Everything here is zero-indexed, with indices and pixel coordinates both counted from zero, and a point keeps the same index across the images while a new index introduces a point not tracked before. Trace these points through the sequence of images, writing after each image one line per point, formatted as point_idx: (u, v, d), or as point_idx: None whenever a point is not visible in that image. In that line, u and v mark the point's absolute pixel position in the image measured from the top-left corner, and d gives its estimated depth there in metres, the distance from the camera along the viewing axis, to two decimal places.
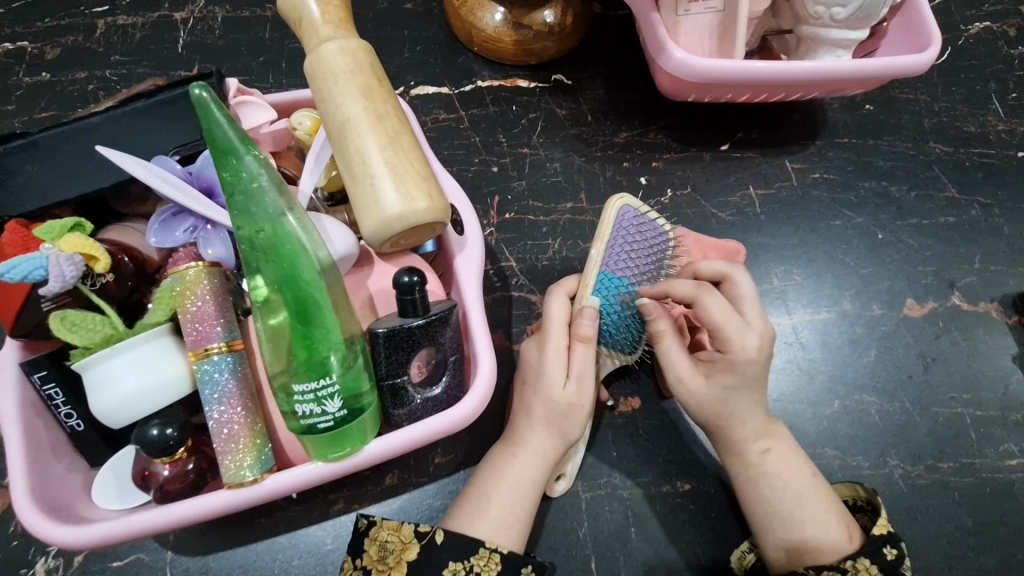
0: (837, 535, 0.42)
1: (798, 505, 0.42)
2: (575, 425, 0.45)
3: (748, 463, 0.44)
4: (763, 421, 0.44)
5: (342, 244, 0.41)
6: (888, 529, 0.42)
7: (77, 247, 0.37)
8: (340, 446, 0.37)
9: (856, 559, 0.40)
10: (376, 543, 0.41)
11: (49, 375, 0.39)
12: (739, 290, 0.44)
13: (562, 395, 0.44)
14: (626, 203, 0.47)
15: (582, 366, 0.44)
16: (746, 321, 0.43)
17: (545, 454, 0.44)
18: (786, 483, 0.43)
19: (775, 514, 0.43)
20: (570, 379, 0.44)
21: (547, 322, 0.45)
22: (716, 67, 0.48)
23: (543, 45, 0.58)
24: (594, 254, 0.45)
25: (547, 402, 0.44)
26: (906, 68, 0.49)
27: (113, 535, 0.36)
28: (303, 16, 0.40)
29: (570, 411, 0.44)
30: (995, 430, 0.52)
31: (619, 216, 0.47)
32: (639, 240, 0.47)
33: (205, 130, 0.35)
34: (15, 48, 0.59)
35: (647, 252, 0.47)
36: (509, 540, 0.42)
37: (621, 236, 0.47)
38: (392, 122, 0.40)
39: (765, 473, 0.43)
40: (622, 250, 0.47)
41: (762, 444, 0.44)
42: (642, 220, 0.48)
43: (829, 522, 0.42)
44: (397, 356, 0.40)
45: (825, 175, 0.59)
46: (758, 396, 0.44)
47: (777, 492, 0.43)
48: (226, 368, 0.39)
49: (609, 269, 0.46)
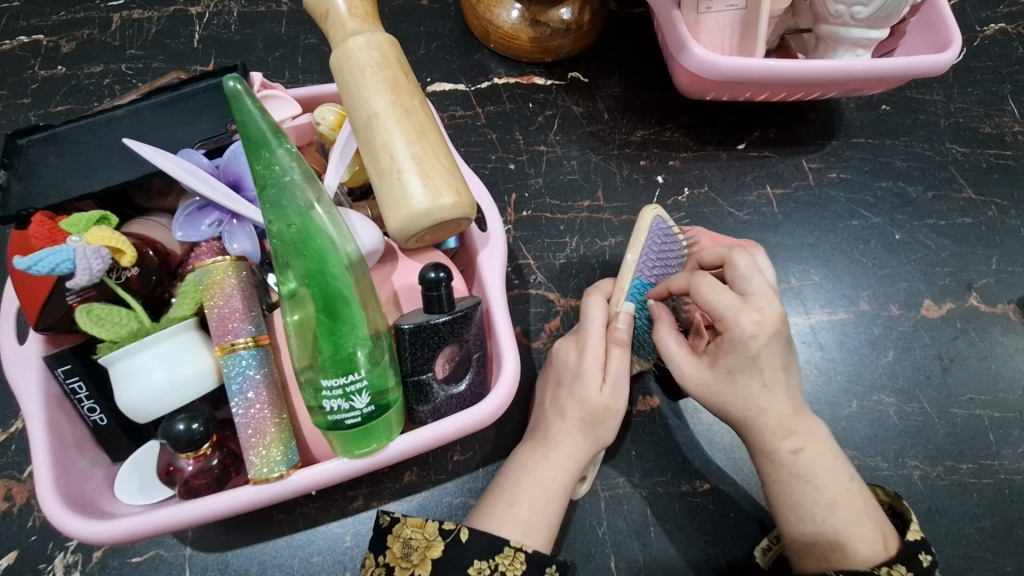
0: (870, 540, 0.41)
1: (832, 507, 0.42)
2: (609, 430, 0.45)
3: (779, 462, 0.43)
4: (789, 415, 0.43)
5: (369, 239, 0.41)
6: (920, 536, 0.42)
7: (103, 240, 0.37)
8: (365, 443, 0.37)
9: (892, 565, 0.40)
10: (399, 540, 0.41)
11: (72, 369, 0.39)
12: (737, 270, 0.42)
13: (599, 399, 0.44)
14: (658, 213, 0.46)
15: (618, 369, 0.45)
16: (739, 300, 0.41)
17: (573, 454, 0.44)
18: (820, 485, 0.42)
19: (807, 516, 0.42)
20: (607, 383, 0.44)
21: (587, 323, 0.45)
22: (738, 66, 0.48)
23: (560, 43, 0.58)
24: (630, 260, 0.44)
25: (581, 400, 0.44)
26: (927, 68, 0.49)
27: (139, 530, 0.36)
28: (329, 10, 0.40)
29: (606, 414, 0.45)
30: (1013, 431, 0.52)
31: (652, 227, 0.46)
32: (666, 252, 0.48)
33: (238, 121, 0.34)
34: (29, 41, 0.58)
35: (670, 264, 0.48)
36: (533, 540, 0.42)
37: (653, 245, 0.46)
38: (419, 116, 0.39)
39: (791, 476, 0.42)
40: (652, 260, 0.47)
41: (792, 444, 0.43)
42: (668, 233, 0.48)
43: (862, 527, 0.41)
44: (422, 352, 0.40)
45: (841, 175, 0.59)
46: (769, 378, 0.42)
47: (811, 495, 0.42)
48: (253, 362, 0.39)
49: (642, 276, 0.46)
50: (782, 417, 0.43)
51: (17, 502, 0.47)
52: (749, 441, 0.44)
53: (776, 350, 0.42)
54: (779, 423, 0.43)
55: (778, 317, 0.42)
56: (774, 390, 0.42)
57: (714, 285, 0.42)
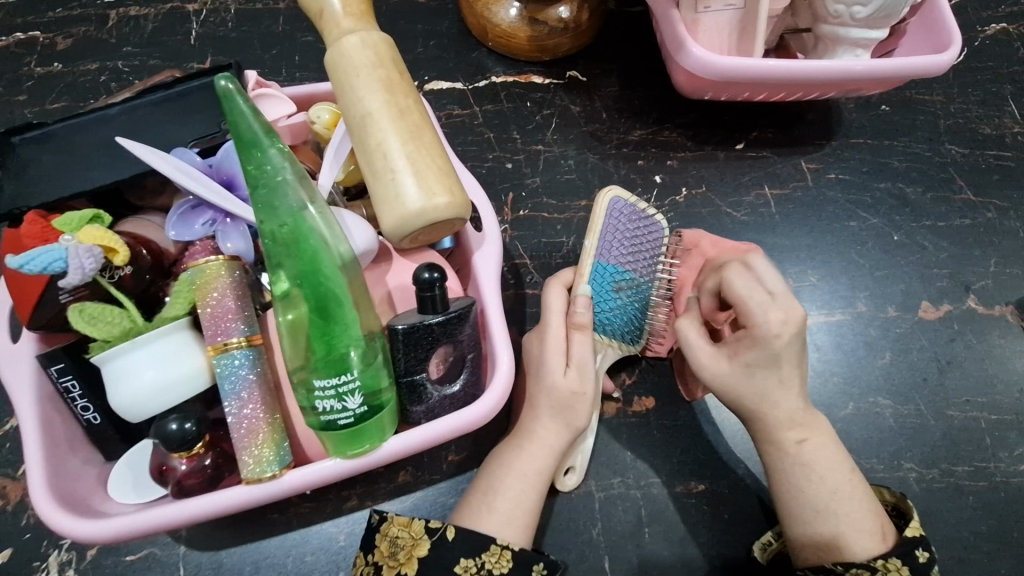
0: (868, 536, 0.41)
1: (821, 502, 0.42)
2: (581, 415, 0.44)
3: (784, 453, 0.43)
4: (800, 410, 0.43)
5: (363, 239, 0.41)
6: (920, 534, 0.42)
7: (95, 239, 0.37)
8: (358, 443, 0.37)
9: (887, 559, 0.40)
10: (387, 539, 0.41)
11: (65, 368, 0.39)
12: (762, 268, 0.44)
13: (564, 384, 0.44)
14: (617, 195, 0.47)
15: (580, 354, 0.44)
16: (770, 294, 0.42)
17: (548, 443, 0.44)
18: (824, 476, 0.42)
19: (803, 514, 0.42)
20: (571, 368, 0.44)
21: (546, 313, 0.45)
22: (735, 66, 0.48)
23: (557, 41, 0.57)
24: (586, 244, 0.46)
25: (548, 389, 0.44)
26: (924, 69, 0.49)
27: (130, 528, 0.36)
28: (324, 8, 0.39)
29: (574, 399, 0.44)
30: (1010, 434, 0.52)
31: (610, 209, 0.47)
32: (633, 235, 0.48)
33: (230, 122, 0.34)
34: (26, 38, 0.58)
35: (638, 244, 0.48)
36: (512, 532, 0.41)
37: (614, 228, 0.47)
38: (413, 116, 0.39)
39: (802, 465, 0.43)
40: (616, 244, 0.47)
41: (798, 434, 0.43)
42: (637, 215, 0.48)
43: (861, 516, 0.42)
44: (416, 353, 0.39)
45: (840, 175, 0.59)
46: (786, 374, 0.43)
47: (810, 488, 0.42)
48: (245, 362, 0.39)
49: (604, 260, 0.47)
50: (782, 413, 0.43)
51: (11, 499, 0.47)
52: (755, 429, 0.44)
53: (799, 349, 0.42)
54: (782, 417, 0.43)
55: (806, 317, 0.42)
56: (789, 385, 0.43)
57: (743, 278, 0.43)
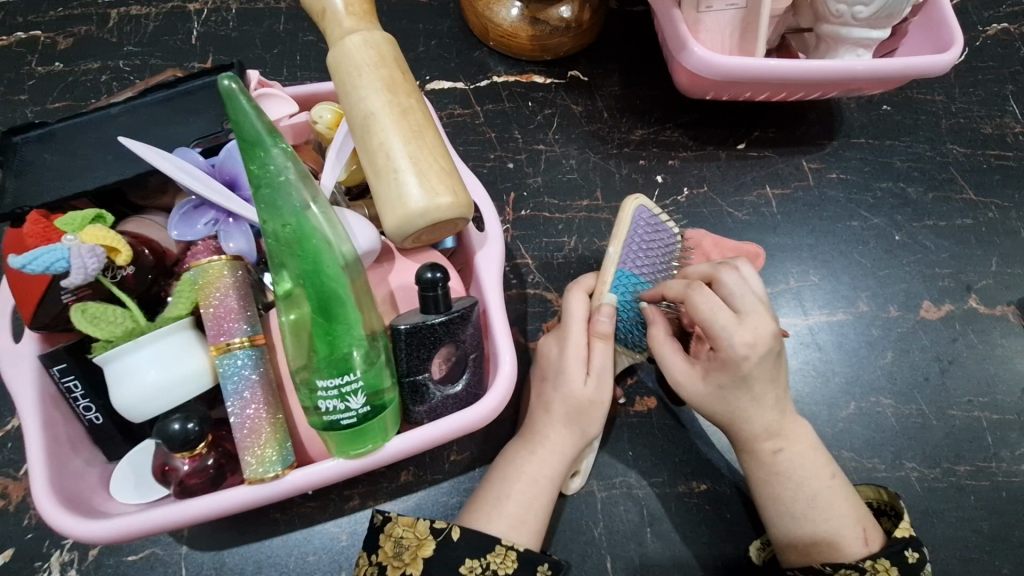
0: (853, 538, 0.41)
1: (822, 502, 0.42)
2: (594, 423, 0.45)
3: (760, 463, 0.43)
4: (775, 419, 0.43)
5: (365, 239, 0.41)
6: (910, 533, 0.42)
7: (98, 239, 0.37)
8: (360, 443, 0.37)
9: (875, 560, 0.40)
10: (391, 539, 0.41)
11: (67, 368, 0.39)
12: (726, 288, 0.42)
13: (583, 393, 0.44)
14: (642, 204, 0.47)
15: (601, 363, 0.45)
16: (735, 316, 0.41)
17: (560, 448, 0.44)
18: (801, 484, 0.42)
19: (796, 514, 0.42)
20: (591, 377, 0.44)
21: (567, 320, 0.45)
22: (735, 66, 0.48)
23: (558, 41, 0.57)
24: (612, 253, 0.46)
25: (566, 396, 0.44)
26: (925, 69, 0.49)
27: (134, 528, 0.36)
28: (326, 8, 0.39)
29: (590, 407, 0.44)
30: (1011, 433, 0.52)
31: (636, 216, 0.47)
32: (653, 242, 0.48)
33: (233, 121, 0.34)
34: (27, 37, 0.58)
35: (659, 253, 0.48)
36: (520, 534, 0.41)
37: (636, 238, 0.47)
38: (416, 116, 0.39)
39: (776, 474, 0.43)
40: (639, 253, 0.47)
41: (774, 444, 0.43)
42: (656, 221, 0.48)
43: (847, 518, 0.42)
44: (419, 353, 0.39)
45: (841, 175, 0.59)
46: (759, 392, 0.42)
47: (801, 492, 0.42)
48: (248, 362, 0.39)
49: (626, 268, 0.46)
50: (766, 423, 0.43)
51: (13, 499, 0.47)
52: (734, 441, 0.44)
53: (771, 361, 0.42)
54: (775, 421, 0.43)
55: (771, 334, 0.41)
56: (770, 395, 0.43)
57: (708, 298, 0.41)
